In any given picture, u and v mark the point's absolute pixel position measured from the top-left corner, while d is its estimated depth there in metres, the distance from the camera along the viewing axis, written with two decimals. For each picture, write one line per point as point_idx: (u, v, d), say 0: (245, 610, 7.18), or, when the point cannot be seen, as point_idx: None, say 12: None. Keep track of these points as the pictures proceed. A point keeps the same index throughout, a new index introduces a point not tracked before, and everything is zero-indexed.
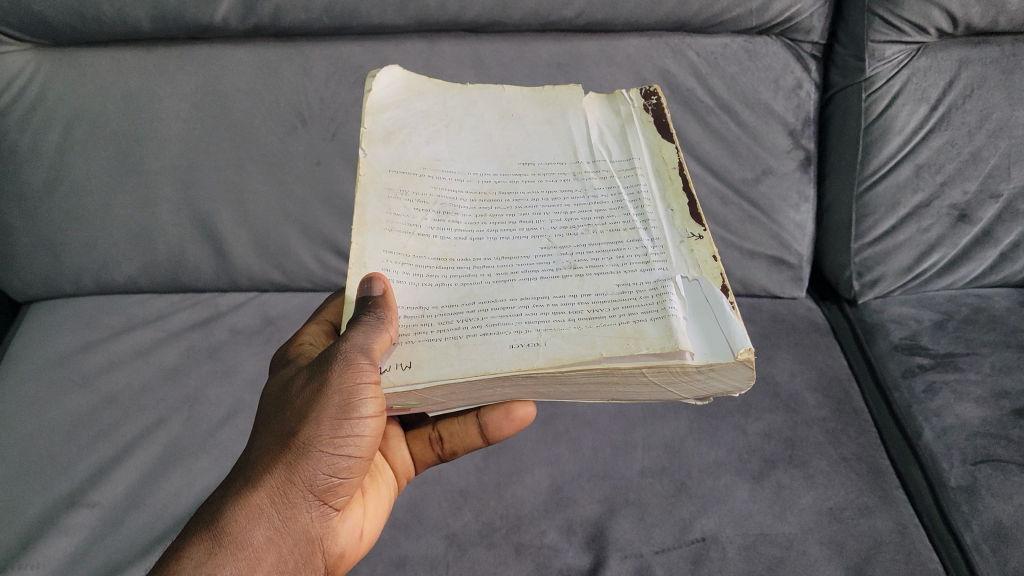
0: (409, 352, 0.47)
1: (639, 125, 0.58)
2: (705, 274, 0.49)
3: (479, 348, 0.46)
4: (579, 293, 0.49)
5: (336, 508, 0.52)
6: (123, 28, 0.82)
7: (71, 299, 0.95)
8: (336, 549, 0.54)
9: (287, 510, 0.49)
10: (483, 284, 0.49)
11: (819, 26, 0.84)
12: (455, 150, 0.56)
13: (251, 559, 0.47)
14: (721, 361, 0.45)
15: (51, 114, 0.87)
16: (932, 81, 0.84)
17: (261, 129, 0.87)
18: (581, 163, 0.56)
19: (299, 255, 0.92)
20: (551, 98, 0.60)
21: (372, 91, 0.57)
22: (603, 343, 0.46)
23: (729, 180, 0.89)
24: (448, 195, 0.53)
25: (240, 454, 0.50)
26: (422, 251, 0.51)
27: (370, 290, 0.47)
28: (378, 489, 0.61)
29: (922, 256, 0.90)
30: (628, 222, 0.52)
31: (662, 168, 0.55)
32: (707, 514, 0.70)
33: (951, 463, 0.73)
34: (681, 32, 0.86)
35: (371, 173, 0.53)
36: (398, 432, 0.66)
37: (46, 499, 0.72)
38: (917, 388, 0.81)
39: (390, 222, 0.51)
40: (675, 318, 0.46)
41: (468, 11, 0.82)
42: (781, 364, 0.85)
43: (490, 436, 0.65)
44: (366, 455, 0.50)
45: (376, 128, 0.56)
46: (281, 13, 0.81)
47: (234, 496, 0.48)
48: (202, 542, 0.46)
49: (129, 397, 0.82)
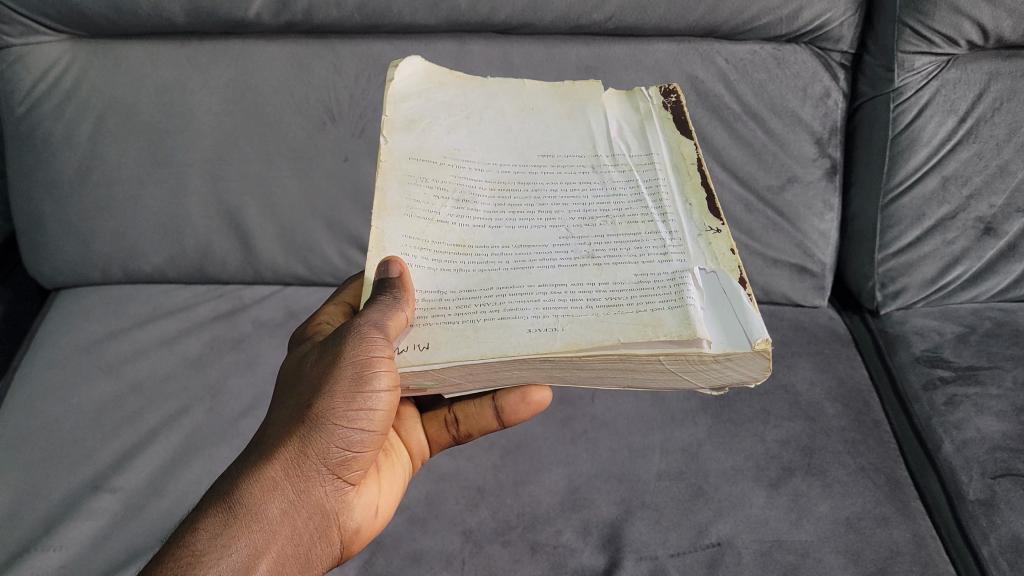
0: (427, 334, 0.47)
1: (658, 122, 0.59)
2: (723, 267, 0.50)
3: (498, 331, 0.47)
4: (597, 282, 0.49)
5: (350, 483, 0.53)
6: (158, 22, 0.83)
7: (100, 287, 0.96)
8: (351, 525, 0.54)
9: (301, 484, 0.49)
10: (501, 271, 0.50)
11: (848, 36, 0.84)
12: (475, 141, 0.57)
13: (265, 532, 0.48)
14: (739, 351, 0.45)
15: (85, 104, 0.89)
16: (961, 93, 0.84)
17: (290, 124, 0.88)
18: (600, 157, 0.56)
19: (325, 250, 0.93)
20: (570, 93, 0.61)
21: (394, 80, 0.58)
22: (621, 329, 0.46)
23: (754, 187, 0.89)
24: (468, 184, 0.54)
25: (258, 430, 0.51)
26: (441, 237, 0.51)
27: (388, 272, 0.48)
28: (392, 469, 0.62)
29: (946, 268, 0.89)
30: (646, 216, 0.52)
31: (680, 164, 0.56)
32: (723, 519, 0.70)
33: (969, 476, 0.73)
34: (710, 38, 0.86)
35: (392, 161, 0.54)
36: (413, 413, 0.67)
37: (70, 483, 0.74)
38: (938, 400, 0.80)
39: (409, 209, 0.52)
40: (693, 308, 0.47)
41: (498, 12, 0.82)
42: (801, 372, 0.85)
43: (507, 419, 0.65)
44: (379, 430, 0.50)
45: (397, 118, 0.56)
46: (314, 11, 0.82)
47: (249, 469, 0.49)
48: (217, 514, 0.47)
49: (153, 385, 0.84)
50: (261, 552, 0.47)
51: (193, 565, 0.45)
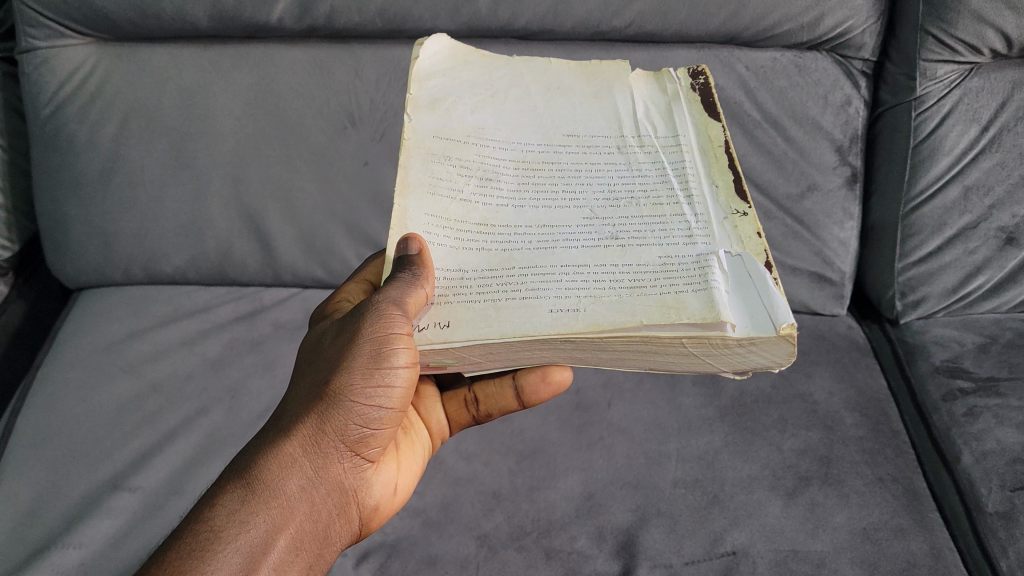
0: (448, 312, 0.48)
1: (685, 104, 0.59)
2: (749, 250, 0.50)
3: (520, 310, 0.47)
4: (620, 262, 0.49)
5: (368, 461, 0.54)
6: (182, 26, 0.84)
7: (122, 288, 0.97)
8: (370, 503, 0.55)
9: (319, 460, 0.50)
10: (524, 251, 0.50)
11: (870, 43, 0.84)
12: (500, 120, 0.57)
13: (285, 507, 0.48)
14: (763, 335, 0.45)
15: (109, 106, 0.89)
16: (984, 102, 0.84)
17: (311, 128, 0.89)
18: (626, 138, 0.56)
19: (344, 254, 0.94)
20: (597, 73, 0.61)
21: (418, 59, 0.59)
22: (643, 311, 0.46)
23: (774, 195, 0.89)
24: (492, 163, 0.54)
25: (277, 407, 0.52)
26: (463, 216, 0.52)
27: (407, 249, 0.48)
28: (412, 446, 0.62)
29: (967, 278, 0.89)
30: (671, 197, 0.53)
31: (707, 146, 0.56)
32: (739, 527, 0.70)
33: (989, 488, 0.72)
34: (731, 45, 0.86)
35: (416, 139, 0.54)
36: (433, 392, 0.67)
37: (90, 482, 0.75)
38: (957, 411, 0.80)
39: (432, 187, 0.52)
40: (717, 291, 0.47)
41: (519, 18, 0.83)
42: (819, 382, 0.84)
43: (527, 400, 0.65)
44: (397, 407, 0.51)
45: (422, 96, 0.57)
46: (335, 15, 0.83)
47: (268, 445, 0.49)
48: (235, 490, 0.47)
49: (173, 386, 0.84)
50: (281, 527, 0.48)
51: (213, 540, 0.45)
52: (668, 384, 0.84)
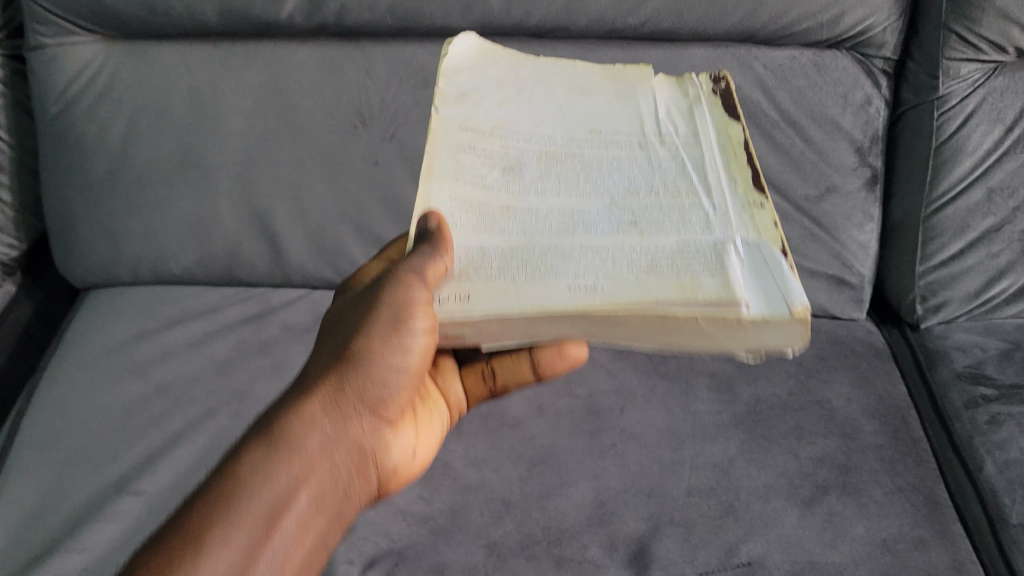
0: (468, 285, 0.45)
1: (706, 107, 0.57)
2: (766, 238, 0.48)
3: (538, 287, 0.44)
4: (640, 247, 0.47)
5: (388, 425, 0.52)
6: (191, 24, 0.83)
7: (130, 288, 0.95)
8: (387, 467, 0.53)
9: (341, 419, 0.48)
10: (544, 235, 0.48)
11: (891, 41, 0.82)
12: (525, 114, 0.55)
13: (305, 461, 0.46)
14: (777, 317, 0.43)
15: (118, 104, 0.88)
16: (1009, 102, 0.82)
17: (322, 128, 0.88)
18: (647, 136, 0.55)
19: (354, 256, 0.92)
20: (621, 77, 0.60)
21: (449, 54, 0.57)
22: (659, 290, 0.44)
23: (792, 197, 0.87)
24: (516, 151, 0.52)
25: (301, 369, 0.51)
26: (485, 201, 0.49)
27: (426, 224, 0.46)
28: (430, 418, 0.61)
29: (990, 283, 0.87)
30: (690, 190, 0.51)
31: (726, 143, 0.54)
32: (754, 537, 0.68)
33: (1012, 499, 0.71)
34: (748, 43, 0.84)
35: (442, 127, 0.52)
36: (452, 366, 0.66)
37: (94, 486, 0.74)
38: (980, 419, 0.78)
39: (456, 172, 0.50)
40: (733, 274, 0.45)
41: (533, 16, 0.81)
42: (837, 388, 0.82)
43: (543, 372, 0.62)
44: (415, 370, 0.50)
45: (449, 89, 0.55)
46: (346, 13, 0.82)
47: (291, 403, 0.48)
48: (258, 442, 0.46)
49: (179, 387, 0.83)
50: (302, 483, 0.46)
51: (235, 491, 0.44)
52: (682, 391, 0.82)
